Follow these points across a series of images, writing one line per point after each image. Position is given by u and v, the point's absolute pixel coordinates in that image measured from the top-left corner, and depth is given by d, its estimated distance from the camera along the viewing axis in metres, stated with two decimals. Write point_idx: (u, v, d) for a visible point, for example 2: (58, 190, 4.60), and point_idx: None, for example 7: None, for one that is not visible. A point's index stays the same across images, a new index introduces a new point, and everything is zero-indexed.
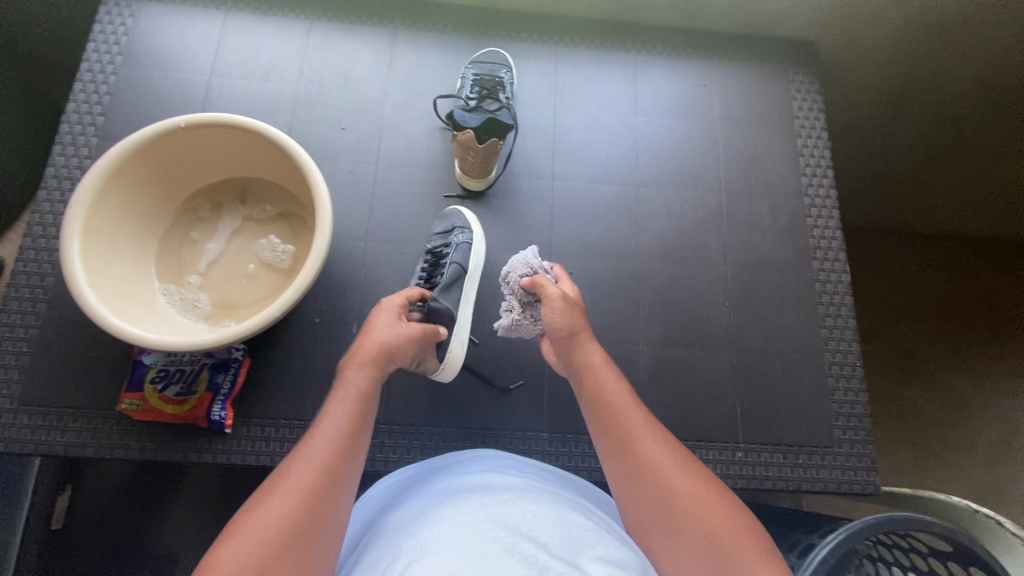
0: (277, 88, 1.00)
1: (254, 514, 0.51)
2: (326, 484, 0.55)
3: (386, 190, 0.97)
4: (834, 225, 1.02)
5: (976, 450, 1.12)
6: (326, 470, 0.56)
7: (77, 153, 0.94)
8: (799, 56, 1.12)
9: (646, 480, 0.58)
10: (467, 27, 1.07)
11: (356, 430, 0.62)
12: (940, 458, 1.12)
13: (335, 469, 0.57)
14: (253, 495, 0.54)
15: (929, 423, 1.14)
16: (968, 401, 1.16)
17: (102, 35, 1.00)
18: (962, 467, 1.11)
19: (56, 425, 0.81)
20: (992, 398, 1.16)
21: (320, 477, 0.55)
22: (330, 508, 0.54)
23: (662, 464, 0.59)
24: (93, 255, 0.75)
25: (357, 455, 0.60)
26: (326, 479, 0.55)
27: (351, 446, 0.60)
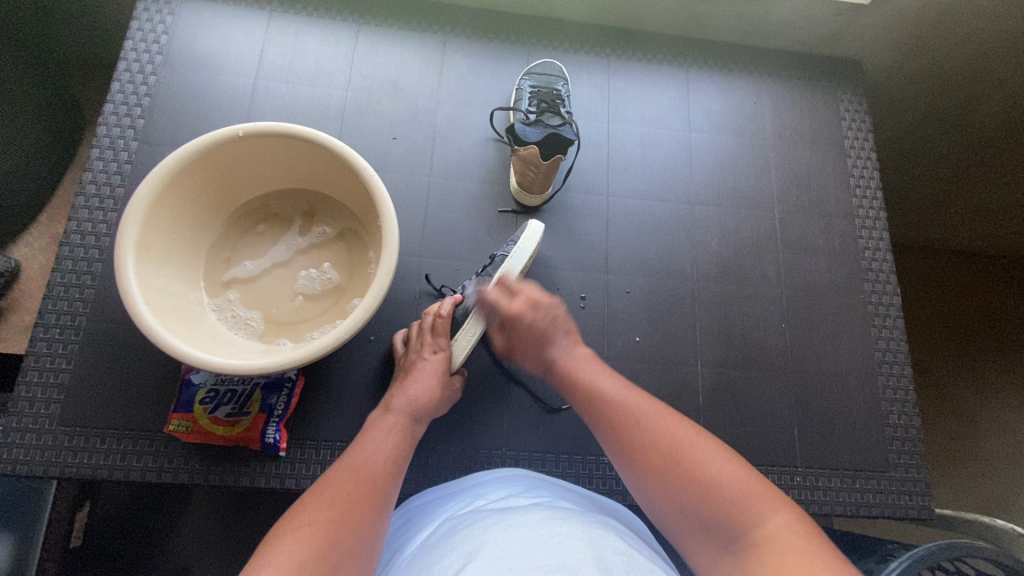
0: (326, 95, 0.97)
1: (290, 528, 0.53)
2: (354, 514, 0.56)
3: (440, 203, 0.95)
4: (885, 247, 1.02)
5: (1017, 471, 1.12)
6: (355, 501, 0.57)
7: (116, 158, 0.90)
8: (847, 75, 1.12)
9: (648, 455, 0.59)
10: (518, 36, 1.05)
11: (389, 468, 0.63)
12: (979, 480, 1.12)
13: (363, 500, 0.58)
14: (287, 512, 0.56)
15: (966, 443, 1.15)
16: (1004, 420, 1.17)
17: (141, 33, 0.96)
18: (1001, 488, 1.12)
19: (99, 447, 0.78)
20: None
21: (348, 506, 0.56)
22: (354, 539, 0.54)
23: (685, 457, 0.57)
24: (148, 270, 0.71)
25: (388, 494, 0.61)
26: (356, 512, 0.56)
27: (381, 469, 0.63)
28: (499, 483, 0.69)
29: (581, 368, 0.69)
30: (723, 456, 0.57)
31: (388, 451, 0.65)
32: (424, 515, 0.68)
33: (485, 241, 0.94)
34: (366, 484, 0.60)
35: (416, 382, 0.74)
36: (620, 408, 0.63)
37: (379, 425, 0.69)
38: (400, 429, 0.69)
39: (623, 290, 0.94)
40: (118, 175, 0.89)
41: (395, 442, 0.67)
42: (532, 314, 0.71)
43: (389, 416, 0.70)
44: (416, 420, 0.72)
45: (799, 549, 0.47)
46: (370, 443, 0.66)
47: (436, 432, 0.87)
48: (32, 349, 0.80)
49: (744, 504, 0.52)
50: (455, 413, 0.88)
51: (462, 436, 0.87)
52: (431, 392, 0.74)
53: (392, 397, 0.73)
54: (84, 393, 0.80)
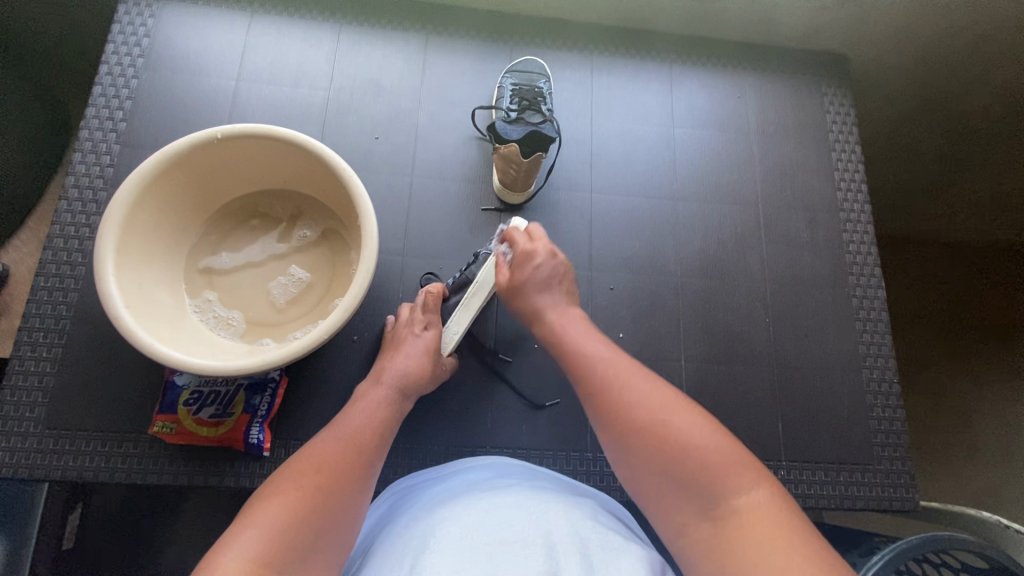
0: (308, 96, 0.97)
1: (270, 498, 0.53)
2: (338, 483, 0.56)
3: (423, 202, 0.95)
4: (870, 240, 1.02)
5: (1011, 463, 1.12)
6: (341, 472, 0.58)
7: (98, 161, 0.90)
8: (832, 68, 1.12)
9: (630, 432, 0.58)
10: (501, 35, 1.05)
11: (376, 441, 0.64)
12: (967, 471, 1.13)
13: (349, 471, 0.58)
14: (269, 480, 0.56)
15: (954, 435, 1.16)
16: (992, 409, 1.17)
17: (122, 36, 0.96)
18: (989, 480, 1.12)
19: (83, 450, 0.78)
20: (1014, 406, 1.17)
21: (334, 476, 0.57)
22: (337, 510, 0.55)
23: (670, 420, 0.57)
24: (128, 272, 0.71)
25: (372, 465, 0.62)
26: (341, 482, 0.57)
27: (367, 444, 0.62)
28: (489, 469, 0.69)
29: (572, 332, 0.70)
30: (701, 421, 0.57)
31: (375, 424, 0.66)
32: (410, 496, 0.68)
33: (467, 239, 0.94)
34: (351, 456, 0.60)
35: (407, 358, 0.74)
36: (606, 365, 0.64)
37: (367, 397, 0.70)
38: (389, 402, 0.69)
39: (607, 286, 0.94)
40: (100, 178, 0.89)
41: (383, 416, 0.67)
42: (541, 258, 0.74)
43: (379, 389, 0.71)
44: (405, 396, 0.72)
45: (767, 530, 0.48)
46: (357, 414, 0.67)
47: (421, 430, 0.87)
48: (17, 353, 0.80)
49: (722, 472, 0.53)
50: (439, 411, 0.88)
51: (447, 433, 0.87)
52: (420, 366, 0.74)
53: (383, 369, 0.74)
54: (69, 396, 0.80)
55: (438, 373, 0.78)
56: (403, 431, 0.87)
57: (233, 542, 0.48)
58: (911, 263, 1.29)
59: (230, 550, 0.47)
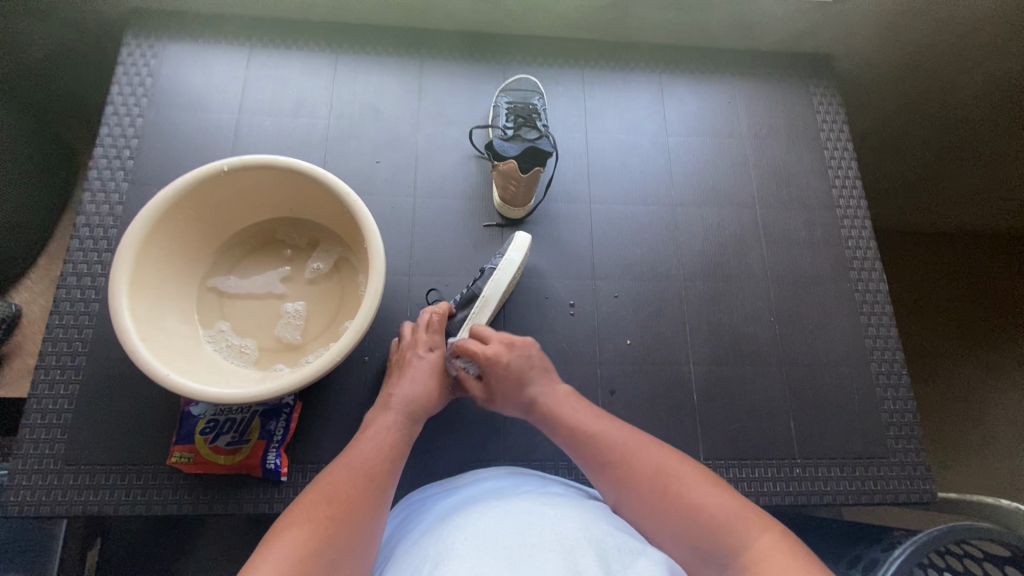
0: (308, 124, 1.00)
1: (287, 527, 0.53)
2: (352, 507, 0.57)
3: (425, 222, 0.96)
4: (868, 235, 1.03)
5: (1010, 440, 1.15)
6: (353, 495, 0.58)
7: (108, 199, 0.92)
8: (818, 70, 1.14)
9: (626, 480, 0.60)
10: (494, 55, 1.07)
11: (389, 464, 0.64)
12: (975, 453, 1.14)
13: (365, 493, 0.59)
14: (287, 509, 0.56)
15: (963, 420, 1.17)
16: (997, 390, 1.19)
17: (126, 77, 0.99)
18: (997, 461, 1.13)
19: (104, 484, 0.79)
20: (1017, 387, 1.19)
21: (349, 500, 0.57)
22: (357, 531, 0.55)
23: (667, 473, 0.59)
24: (141, 304, 0.73)
25: (387, 486, 0.62)
26: (359, 505, 0.57)
27: (377, 466, 0.63)
28: (497, 481, 0.69)
29: (560, 401, 0.72)
30: (702, 480, 0.58)
31: (387, 446, 0.66)
32: (423, 509, 0.68)
33: (471, 256, 0.95)
34: (363, 479, 0.60)
35: (413, 381, 0.75)
36: (598, 435, 0.66)
37: (378, 421, 0.70)
38: (399, 426, 0.69)
39: (611, 294, 0.96)
40: (110, 216, 0.91)
41: (392, 438, 0.67)
42: (507, 354, 0.75)
43: (388, 413, 0.71)
44: (414, 420, 0.72)
45: (784, 566, 0.47)
46: (368, 438, 0.67)
47: (436, 447, 0.87)
48: (35, 392, 0.82)
49: (724, 522, 0.53)
50: (453, 427, 0.89)
51: (461, 449, 0.88)
52: (427, 388, 0.75)
53: (391, 395, 0.74)
54: (88, 431, 0.81)
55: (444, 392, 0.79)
56: (419, 449, 0.87)
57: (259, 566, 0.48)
58: (912, 253, 1.30)
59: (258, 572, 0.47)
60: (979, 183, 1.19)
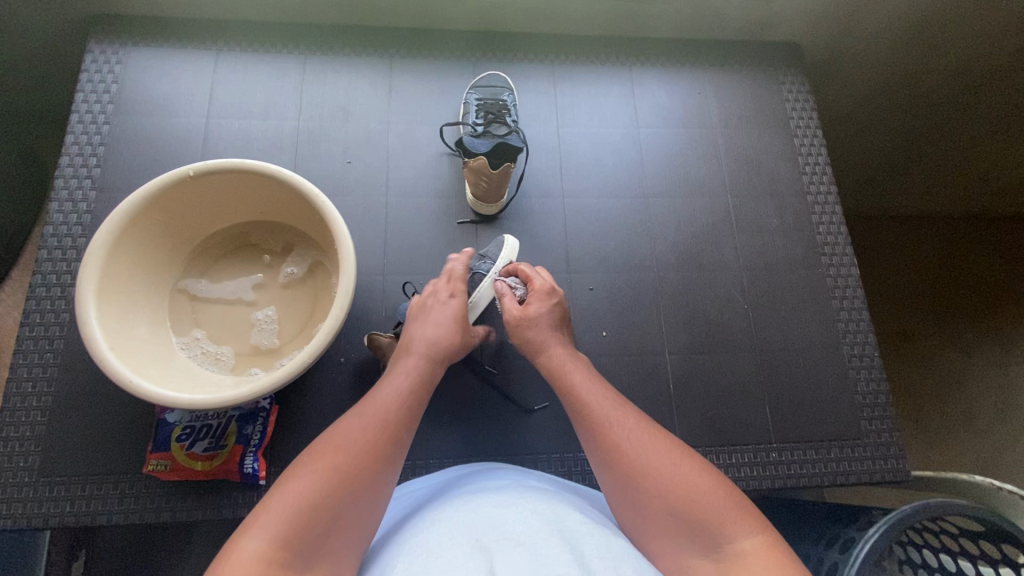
0: (278, 126, 0.99)
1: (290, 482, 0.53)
2: (368, 460, 0.56)
3: (398, 221, 0.96)
4: (839, 221, 1.04)
5: (979, 415, 1.20)
6: (372, 447, 0.57)
7: (75, 208, 0.91)
8: (787, 58, 1.15)
9: (620, 458, 0.59)
10: (463, 52, 1.07)
11: (412, 407, 0.63)
12: (944, 428, 1.20)
13: (379, 449, 0.57)
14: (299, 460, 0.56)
15: (931, 397, 1.23)
16: (965, 367, 1.25)
17: (91, 84, 0.97)
18: (966, 436, 1.18)
19: (80, 494, 0.78)
20: (985, 363, 1.24)
21: (367, 455, 0.56)
22: (364, 492, 0.54)
23: (660, 459, 0.57)
24: (111, 314, 0.72)
25: (404, 439, 0.61)
26: (369, 460, 0.56)
27: (402, 418, 0.61)
28: (479, 476, 0.69)
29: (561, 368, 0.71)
30: (698, 470, 0.56)
31: (408, 397, 0.64)
32: (406, 504, 0.68)
33: (446, 253, 0.95)
34: (382, 427, 0.59)
35: (436, 325, 0.74)
36: (596, 406, 0.64)
37: (403, 364, 0.69)
38: (422, 368, 0.68)
39: (587, 287, 0.96)
40: (78, 226, 0.90)
41: (416, 384, 0.66)
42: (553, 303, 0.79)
43: (413, 357, 0.70)
44: (438, 362, 0.71)
45: (766, 571, 0.47)
46: (389, 386, 0.65)
47: (415, 445, 0.87)
48: (7, 405, 0.81)
49: (713, 517, 0.52)
50: (432, 424, 0.89)
51: (441, 446, 0.88)
52: (450, 332, 0.74)
53: (413, 339, 0.73)
54: (62, 442, 0.80)
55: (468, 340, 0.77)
56: None
57: (254, 529, 0.47)
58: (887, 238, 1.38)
59: (250, 537, 0.47)
60: (939, 169, 1.27)
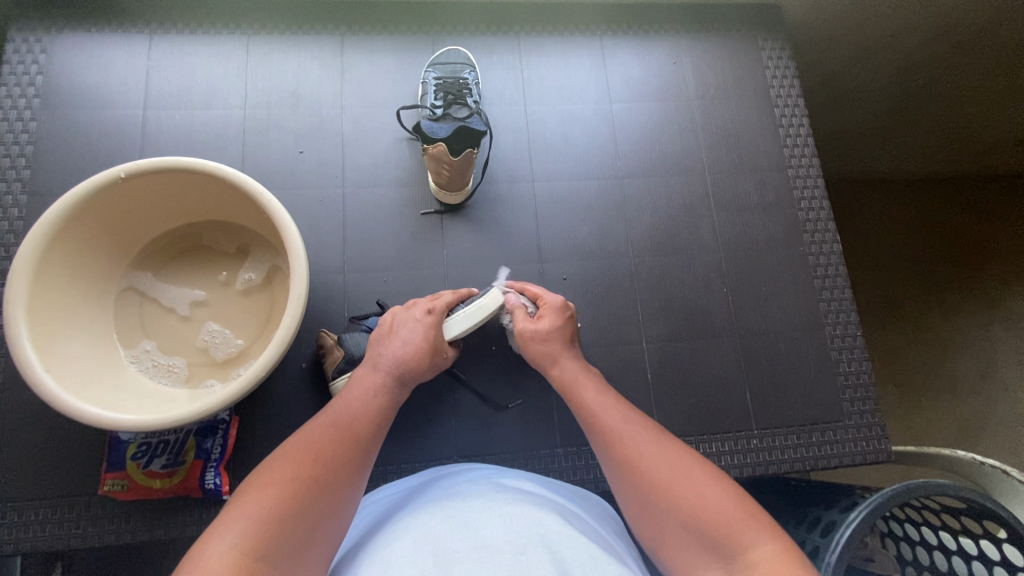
0: (223, 115, 0.92)
1: (256, 492, 0.51)
2: (332, 473, 0.54)
3: (358, 214, 0.91)
4: (821, 195, 1.00)
5: (959, 382, 1.20)
6: (338, 460, 0.56)
7: (6, 214, 0.85)
8: (768, 22, 1.08)
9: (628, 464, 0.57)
10: (421, 27, 1.00)
11: (376, 424, 0.62)
12: (926, 397, 1.19)
13: (347, 458, 0.56)
14: (259, 470, 0.54)
15: (916, 367, 1.22)
16: (950, 335, 1.24)
17: (13, 76, 0.89)
18: (947, 405, 1.18)
19: (34, 519, 0.74)
20: (968, 330, 1.24)
21: (332, 466, 0.55)
22: (334, 500, 0.53)
23: (668, 464, 0.56)
24: (48, 331, 0.67)
25: (372, 448, 0.60)
26: (335, 470, 0.55)
27: (366, 432, 0.60)
28: (444, 481, 0.66)
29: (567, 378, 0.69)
30: (714, 483, 0.53)
31: (374, 408, 0.63)
32: (375, 510, 0.64)
33: (410, 247, 0.90)
34: (349, 442, 0.58)
35: (404, 343, 0.71)
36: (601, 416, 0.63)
37: (365, 382, 0.67)
38: (388, 388, 0.66)
39: (560, 276, 0.92)
40: (11, 233, 0.84)
41: (380, 402, 0.64)
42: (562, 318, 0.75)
43: (375, 375, 0.67)
44: (402, 384, 0.68)
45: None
46: (352, 400, 0.64)
47: (385, 450, 0.84)
48: None
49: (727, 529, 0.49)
50: (402, 428, 0.85)
51: (412, 449, 0.85)
52: (419, 352, 0.70)
53: (380, 356, 0.70)
54: (9, 466, 0.76)
55: (436, 362, 0.72)
56: None
57: (223, 535, 0.45)
58: (872, 205, 1.34)
59: (220, 543, 0.45)
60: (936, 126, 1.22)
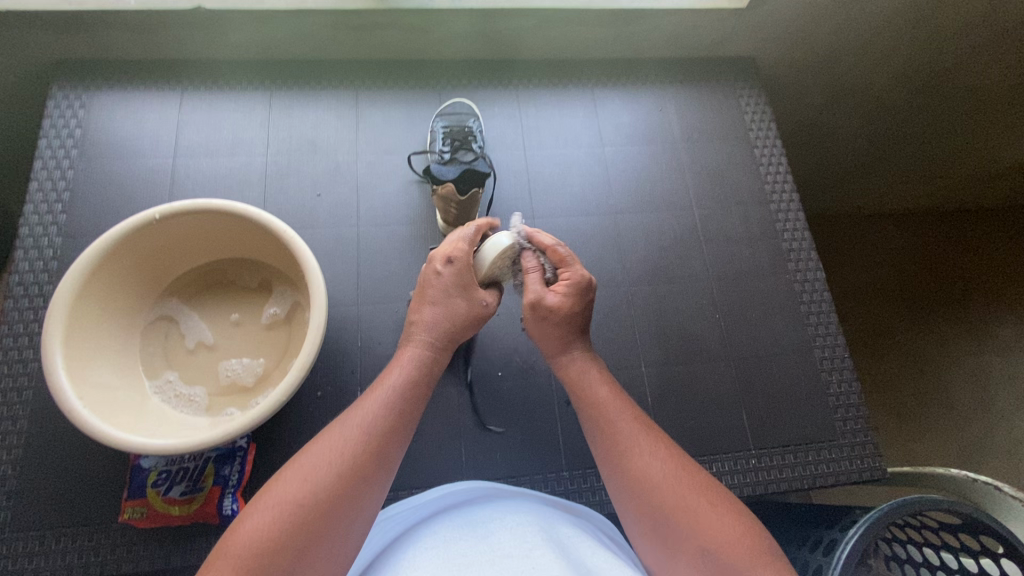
0: (246, 162, 1.00)
1: (264, 503, 0.53)
2: (340, 481, 0.55)
3: (371, 250, 0.97)
4: (802, 227, 1.07)
5: (956, 409, 1.23)
6: (350, 466, 0.56)
7: (42, 255, 0.90)
8: (745, 73, 1.19)
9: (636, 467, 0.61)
10: (429, 82, 1.09)
11: (396, 421, 0.61)
12: (921, 421, 1.23)
13: (359, 462, 0.57)
14: (271, 479, 0.56)
15: (907, 391, 1.26)
16: (939, 361, 1.28)
17: (54, 130, 0.97)
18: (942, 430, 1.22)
19: (54, 549, 0.76)
20: (955, 357, 1.28)
21: (342, 474, 0.56)
22: (342, 509, 0.55)
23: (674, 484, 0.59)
24: (78, 362, 0.71)
25: (388, 458, 0.60)
26: (344, 485, 0.56)
27: (384, 431, 0.60)
28: (459, 506, 0.67)
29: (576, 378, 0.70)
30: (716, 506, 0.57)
31: (399, 393, 0.63)
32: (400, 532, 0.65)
33: (420, 280, 0.96)
34: (364, 444, 0.58)
35: (434, 309, 0.67)
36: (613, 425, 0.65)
37: (396, 364, 0.65)
38: (415, 370, 0.64)
39: None
40: (46, 273, 0.89)
41: (405, 391, 0.63)
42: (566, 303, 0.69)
43: (408, 350, 0.66)
44: (434, 352, 0.66)
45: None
46: (378, 390, 0.63)
47: (397, 475, 0.87)
48: None
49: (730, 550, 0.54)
50: (413, 453, 0.88)
51: (423, 474, 0.87)
52: (449, 315, 0.67)
53: (413, 326, 0.68)
54: (32, 495, 0.78)
55: (476, 314, 0.68)
56: None
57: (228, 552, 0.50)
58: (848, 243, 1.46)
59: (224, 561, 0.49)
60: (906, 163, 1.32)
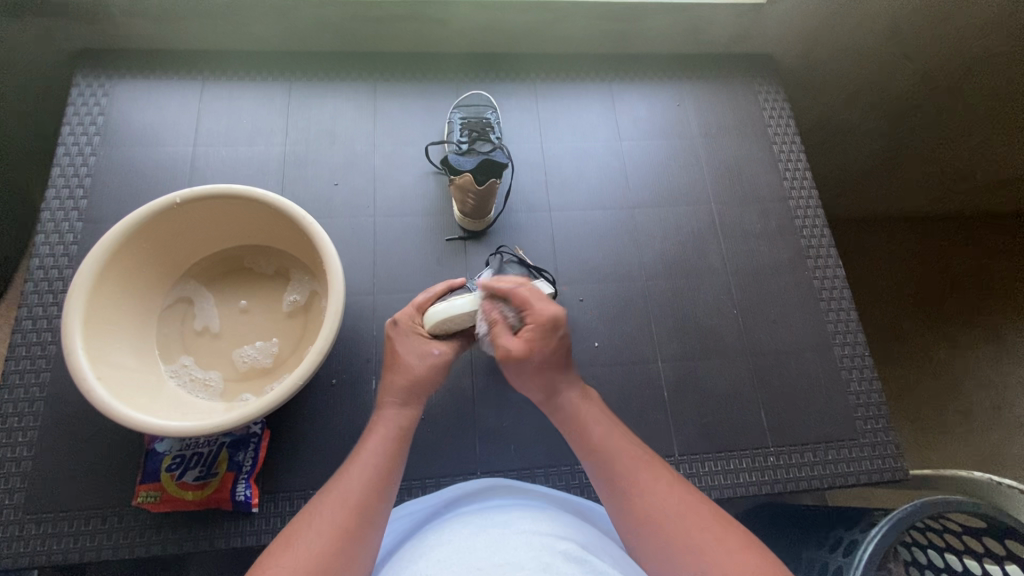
0: (264, 151, 1.00)
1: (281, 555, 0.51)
2: (352, 537, 0.54)
3: (387, 239, 0.97)
4: (821, 223, 1.06)
5: (973, 416, 1.22)
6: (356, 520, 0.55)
7: (62, 240, 0.91)
8: (762, 71, 1.18)
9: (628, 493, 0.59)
10: (446, 74, 1.10)
11: (392, 473, 0.61)
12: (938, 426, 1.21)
13: (367, 517, 0.56)
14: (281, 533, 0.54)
15: (923, 395, 1.25)
16: (957, 365, 1.26)
17: (77, 117, 0.98)
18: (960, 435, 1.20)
19: (67, 532, 0.76)
20: (973, 364, 1.26)
21: (351, 527, 0.54)
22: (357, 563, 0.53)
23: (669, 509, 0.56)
24: (95, 343, 0.71)
25: (379, 522, 0.57)
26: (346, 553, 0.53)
27: (383, 483, 0.59)
28: (465, 503, 0.66)
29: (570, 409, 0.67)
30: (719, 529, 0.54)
31: (391, 446, 0.63)
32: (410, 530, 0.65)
33: (436, 271, 0.96)
34: (368, 498, 0.57)
35: (415, 364, 0.69)
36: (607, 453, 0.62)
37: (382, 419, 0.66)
38: (403, 422, 0.66)
39: (577, 298, 0.96)
40: (66, 257, 0.90)
41: (396, 443, 0.64)
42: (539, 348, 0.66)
43: (388, 407, 0.68)
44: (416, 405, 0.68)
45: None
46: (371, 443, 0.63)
47: (411, 465, 0.86)
48: None
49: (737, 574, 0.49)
50: (427, 442, 0.87)
51: (437, 464, 0.86)
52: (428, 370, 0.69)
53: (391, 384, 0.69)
54: (47, 478, 0.78)
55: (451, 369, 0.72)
56: None
57: None
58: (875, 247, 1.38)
59: None
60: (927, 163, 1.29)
